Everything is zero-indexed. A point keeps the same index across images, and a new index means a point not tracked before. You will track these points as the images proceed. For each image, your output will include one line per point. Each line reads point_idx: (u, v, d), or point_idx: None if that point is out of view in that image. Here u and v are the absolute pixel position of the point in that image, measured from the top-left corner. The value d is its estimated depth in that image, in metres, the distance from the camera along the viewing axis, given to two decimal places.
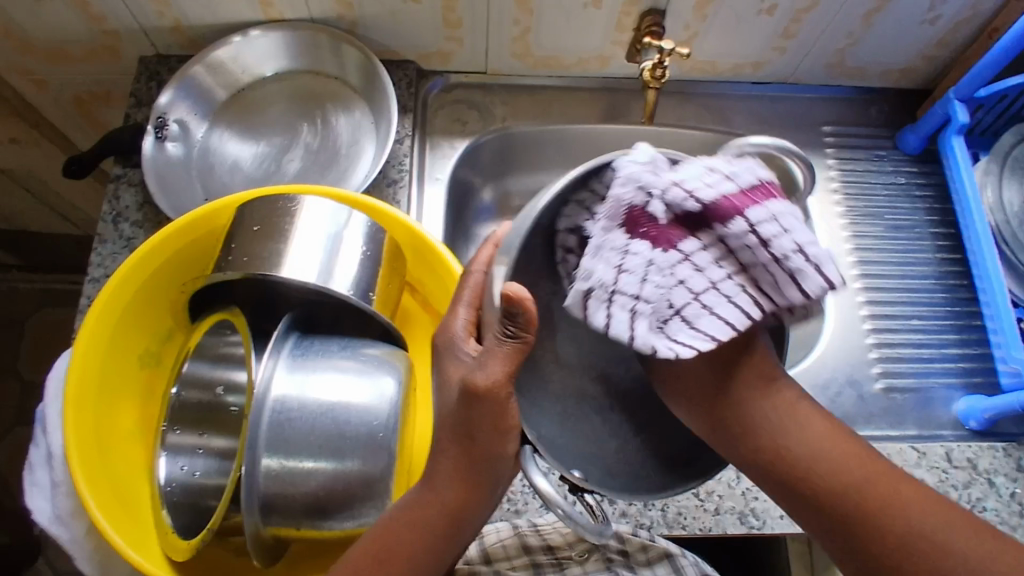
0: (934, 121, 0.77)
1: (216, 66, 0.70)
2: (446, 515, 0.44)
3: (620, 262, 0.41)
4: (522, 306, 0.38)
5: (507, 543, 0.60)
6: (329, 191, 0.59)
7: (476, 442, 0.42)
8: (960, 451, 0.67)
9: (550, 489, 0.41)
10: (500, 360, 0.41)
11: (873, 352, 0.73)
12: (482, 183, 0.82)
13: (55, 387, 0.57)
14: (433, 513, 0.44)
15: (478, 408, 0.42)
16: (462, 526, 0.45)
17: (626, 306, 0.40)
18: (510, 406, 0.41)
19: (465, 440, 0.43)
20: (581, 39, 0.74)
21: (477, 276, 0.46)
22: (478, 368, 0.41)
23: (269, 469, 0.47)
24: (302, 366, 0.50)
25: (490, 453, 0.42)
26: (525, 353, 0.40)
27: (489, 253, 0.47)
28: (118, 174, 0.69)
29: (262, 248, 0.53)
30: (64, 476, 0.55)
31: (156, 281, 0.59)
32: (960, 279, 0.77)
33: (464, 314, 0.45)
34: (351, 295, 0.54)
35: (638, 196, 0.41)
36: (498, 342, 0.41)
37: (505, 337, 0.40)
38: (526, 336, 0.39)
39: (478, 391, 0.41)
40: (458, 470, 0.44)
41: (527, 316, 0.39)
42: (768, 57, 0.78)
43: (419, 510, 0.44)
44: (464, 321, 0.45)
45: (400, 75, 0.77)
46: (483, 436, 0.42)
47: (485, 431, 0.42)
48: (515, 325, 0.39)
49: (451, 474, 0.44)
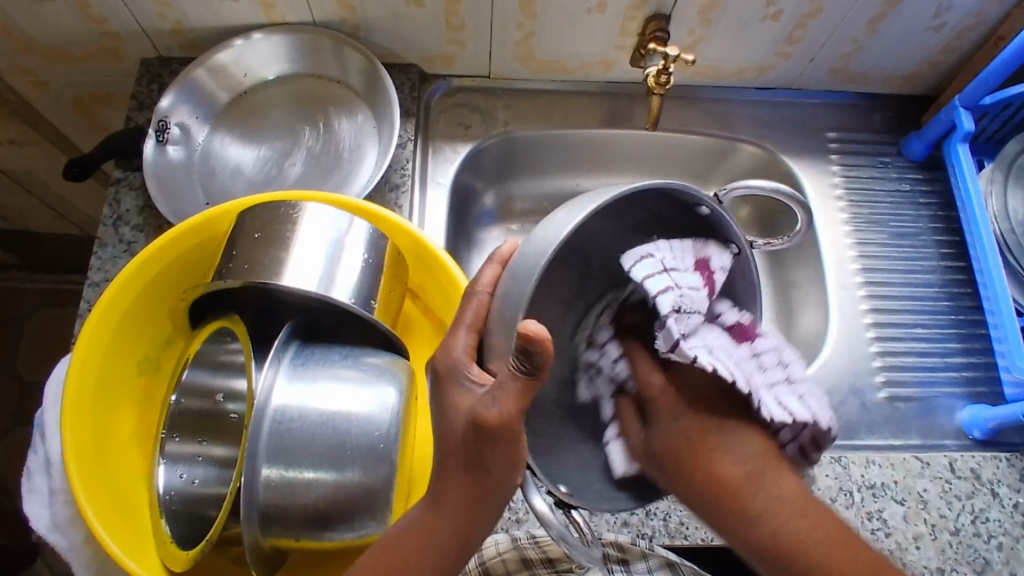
0: (939, 128, 0.76)
1: (217, 69, 0.70)
2: (456, 534, 0.43)
3: (675, 272, 0.46)
4: (539, 345, 0.37)
5: (506, 556, 0.60)
6: (330, 198, 0.58)
7: (489, 475, 0.42)
8: (963, 461, 0.67)
9: (544, 509, 0.46)
10: (514, 397, 0.39)
11: (877, 361, 0.72)
12: (485, 187, 0.82)
13: (54, 394, 0.57)
14: (438, 532, 0.43)
15: (490, 440, 0.40)
16: (468, 546, 0.44)
17: (673, 298, 0.45)
18: (519, 437, 0.40)
19: (473, 463, 0.42)
20: (584, 43, 0.73)
21: (482, 300, 0.44)
22: (488, 403, 0.40)
23: (268, 480, 0.47)
24: (302, 375, 0.50)
25: (499, 475, 0.42)
26: (537, 389, 0.39)
27: (494, 273, 0.45)
28: (119, 177, 0.69)
29: (263, 255, 0.53)
30: (63, 483, 0.55)
31: (155, 288, 0.58)
32: (964, 287, 0.77)
33: (466, 337, 0.43)
34: (352, 304, 0.53)
35: (721, 261, 0.47)
36: (511, 378, 0.39)
37: (518, 373, 0.39)
38: (541, 373, 0.38)
39: (491, 427, 0.40)
40: (463, 487, 0.43)
41: (545, 355, 0.37)
42: (772, 62, 0.77)
43: (426, 533, 0.43)
44: (465, 345, 0.44)
45: (402, 79, 0.76)
46: (494, 462, 0.41)
47: (494, 457, 0.41)
48: (531, 364, 0.38)
49: (456, 494, 0.43)
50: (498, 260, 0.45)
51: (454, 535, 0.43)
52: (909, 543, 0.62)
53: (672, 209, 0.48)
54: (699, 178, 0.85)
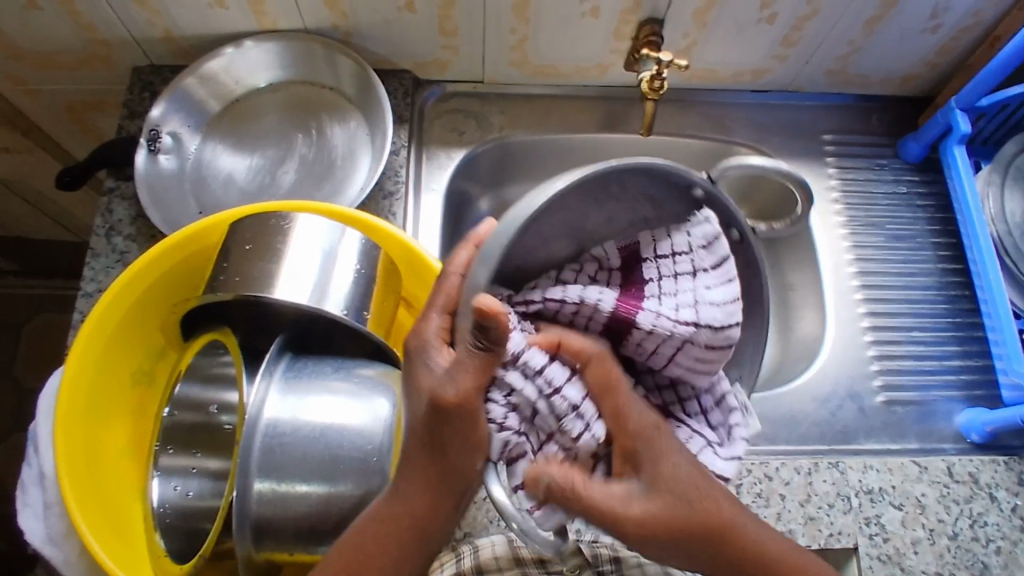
0: (936, 130, 0.76)
1: (208, 77, 0.69)
2: (415, 525, 0.43)
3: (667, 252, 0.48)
4: (495, 319, 0.36)
5: (500, 556, 0.59)
6: (323, 208, 0.58)
7: (446, 457, 0.41)
8: (962, 465, 0.66)
9: (505, 500, 0.40)
10: (472, 374, 0.39)
11: (875, 365, 0.72)
12: (481, 192, 0.81)
13: (47, 406, 0.56)
14: (403, 525, 0.43)
15: (449, 425, 0.40)
16: (428, 534, 0.44)
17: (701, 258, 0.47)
18: (478, 419, 0.40)
19: (437, 454, 0.42)
20: (579, 47, 0.73)
21: (454, 280, 0.44)
22: (446, 382, 0.39)
23: (261, 494, 0.47)
24: (294, 389, 0.49)
25: (464, 470, 0.41)
26: (497, 365, 0.39)
27: (466, 255, 0.45)
28: (111, 186, 0.69)
29: (253, 268, 0.52)
30: (57, 497, 0.54)
31: (147, 300, 0.58)
32: (962, 289, 0.76)
33: (438, 320, 0.43)
34: (344, 315, 0.53)
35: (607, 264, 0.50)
36: (469, 354, 0.39)
37: (477, 349, 0.39)
38: (498, 348, 0.38)
39: (448, 407, 0.39)
40: (428, 482, 0.43)
41: (500, 329, 0.37)
42: (768, 65, 0.77)
43: (388, 524, 0.44)
44: (439, 327, 0.43)
45: (396, 85, 0.76)
46: (453, 449, 0.41)
47: (456, 447, 0.40)
48: (488, 338, 0.38)
49: (417, 482, 0.43)
50: (473, 241, 0.46)
51: (414, 522, 0.43)
52: (908, 549, 0.62)
53: (671, 198, 0.47)
54: None
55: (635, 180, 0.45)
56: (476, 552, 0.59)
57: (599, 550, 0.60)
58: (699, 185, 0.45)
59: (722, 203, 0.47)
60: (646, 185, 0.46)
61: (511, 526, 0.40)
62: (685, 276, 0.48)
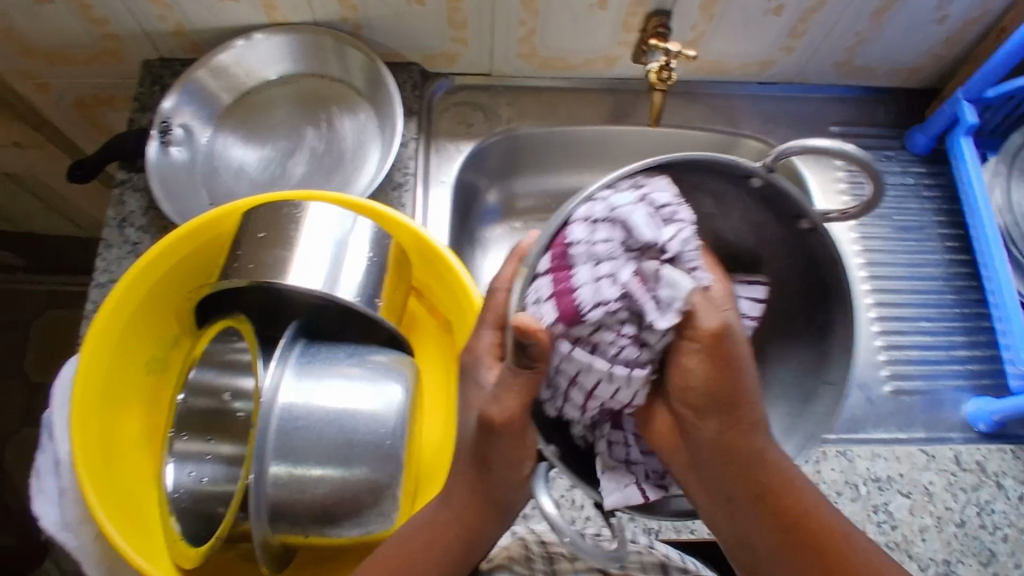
0: (943, 121, 0.77)
1: (220, 69, 0.70)
2: (464, 534, 0.45)
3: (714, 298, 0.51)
4: (534, 337, 0.36)
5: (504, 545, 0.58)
6: (335, 198, 0.58)
7: (493, 472, 0.43)
8: (969, 453, 0.67)
9: (553, 511, 0.40)
10: (518, 393, 0.39)
11: (882, 355, 0.72)
12: (488, 185, 0.82)
13: (62, 392, 0.57)
14: (452, 534, 0.45)
15: (495, 443, 0.41)
16: (478, 543, 0.45)
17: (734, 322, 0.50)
18: (527, 437, 0.41)
19: (483, 471, 0.43)
20: (586, 39, 0.73)
21: (502, 296, 0.45)
22: (493, 402, 0.40)
23: (277, 477, 0.47)
24: (308, 374, 0.50)
25: (500, 475, 0.43)
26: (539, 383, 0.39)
27: (511, 269, 0.46)
28: (123, 178, 0.69)
29: (267, 255, 0.53)
30: (72, 483, 0.55)
31: (162, 289, 0.58)
32: (969, 279, 0.77)
33: (489, 335, 0.45)
34: (357, 302, 0.53)
35: None
36: (514, 373, 0.39)
37: (522, 368, 0.39)
38: (539, 365, 0.38)
39: (495, 426, 0.40)
40: (473, 492, 0.44)
41: (539, 346, 0.37)
42: (775, 57, 0.77)
43: (437, 530, 0.45)
44: (491, 343, 0.45)
45: (405, 78, 0.76)
46: (500, 465, 0.42)
47: (501, 461, 0.42)
48: (529, 356, 0.38)
49: (464, 495, 0.45)
50: (517, 254, 0.47)
51: (463, 530, 0.45)
52: (916, 536, 0.62)
53: (743, 198, 0.45)
54: None
55: (699, 177, 0.44)
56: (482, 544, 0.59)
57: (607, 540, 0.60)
58: (806, 218, 0.43)
59: (788, 198, 0.42)
60: (713, 183, 0.45)
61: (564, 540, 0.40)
62: None
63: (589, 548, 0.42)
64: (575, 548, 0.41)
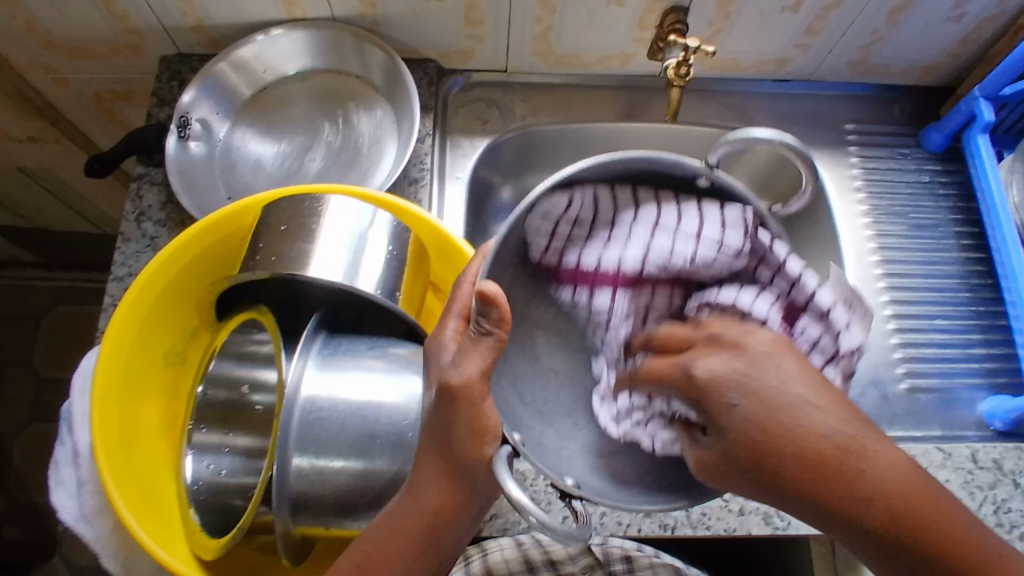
0: (959, 119, 0.76)
1: (240, 63, 0.70)
2: (426, 522, 0.43)
3: (631, 248, 0.52)
4: (496, 305, 0.39)
5: (509, 559, 0.69)
6: (354, 191, 0.58)
7: (454, 445, 0.41)
8: (985, 452, 0.66)
9: (520, 494, 0.37)
10: (477, 359, 0.41)
11: (898, 353, 0.72)
12: (503, 181, 0.82)
13: (82, 382, 0.57)
14: (414, 521, 0.43)
15: (454, 411, 0.41)
16: (443, 530, 0.43)
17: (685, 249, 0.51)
18: (486, 407, 0.41)
19: (446, 446, 0.42)
20: (603, 37, 0.74)
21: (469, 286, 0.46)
22: (453, 367, 0.41)
23: (300, 469, 0.47)
24: (331, 365, 0.50)
25: (461, 448, 0.41)
26: (500, 350, 0.41)
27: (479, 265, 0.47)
28: (141, 173, 0.69)
29: (290, 248, 0.53)
30: (91, 474, 0.55)
31: (183, 282, 0.59)
32: (984, 278, 0.76)
33: (453, 324, 0.44)
34: (378, 295, 0.53)
35: (594, 267, 0.53)
36: (473, 340, 0.41)
37: (481, 336, 0.41)
38: (500, 333, 0.41)
39: (452, 389, 0.41)
40: (437, 475, 0.43)
41: (501, 313, 0.40)
42: (791, 55, 0.77)
43: (400, 520, 0.43)
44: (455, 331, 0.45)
45: (421, 74, 0.76)
46: (460, 435, 0.41)
47: (462, 433, 0.41)
48: (489, 323, 0.40)
49: (429, 478, 0.43)
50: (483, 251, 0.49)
51: (426, 520, 0.43)
52: None
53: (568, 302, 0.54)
54: None
55: (649, 177, 0.49)
56: (487, 556, 0.69)
57: (611, 549, 0.71)
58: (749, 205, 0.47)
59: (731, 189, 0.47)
60: (669, 187, 0.50)
61: (530, 520, 0.37)
62: (656, 257, 0.51)
63: (565, 531, 0.39)
64: (543, 528, 0.37)
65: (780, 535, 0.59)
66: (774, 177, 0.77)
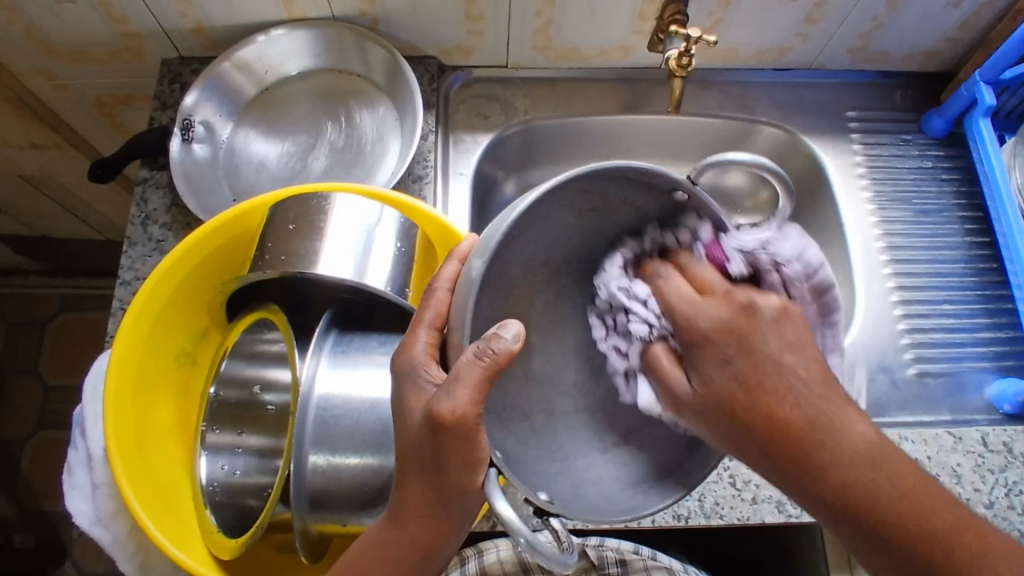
0: (960, 104, 0.76)
1: (243, 64, 0.70)
2: (417, 548, 0.42)
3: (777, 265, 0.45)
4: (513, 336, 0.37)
5: (504, 559, 0.69)
6: (360, 188, 0.59)
7: (447, 476, 0.40)
8: (995, 435, 0.66)
9: (513, 515, 0.37)
10: (470, 388, 0.37)
11: (905, 338, 0.72)
12: (506, 176, 0.82)
13: (93, 386, 0.57)
14: (402, 548, 0.42)
15: (446, 442, 0.38)
16: (435, 554, 0.43)
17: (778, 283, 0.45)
18: (479, 437, 0.38)
19: (435, 475, 0.40)
20: (603, 30, 0.74)
21: (442, 295, 0.43)
22: (445, 396, 0.37)
23: (316, 466, 0.48)
24: (343, 362, 0.51)
25: (454, 477, 0.40)
26: (497, 380, 0.38)
27: (454, 269, 0.44)
28: (145, 176, 0.69)
29: (299, 246, 0.53)
30: (104, 477, 0.55)
31: (188, 284, 0.58)
32: (991, 262, 0.76)
33: (425, 336, 0.43)
34: (388, 291, 0.54)
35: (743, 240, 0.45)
36: (467, 365, 0.37)
37: (479, 363, 0.37)
38: (502, 366, 0.37)
39: (446, 421, 0.37)
40: (426, 506, 0.41)
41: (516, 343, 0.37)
42: (792, 43, 0.77)
43: (388, 547, 0.42)
44: (425, 344, 0.43)
45: (422, 71, 0.76)
46: (453, 468, 0.39)
47: (456, 462, 0.39)
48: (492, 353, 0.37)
49: (417, 509, 0.42)
50: (458, 256, 0.45)
51: (415, 547, 0.42)
52: None
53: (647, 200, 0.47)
54: None
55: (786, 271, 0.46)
56: (482, 556, 0.69)
57: (606, 553, 0.71)
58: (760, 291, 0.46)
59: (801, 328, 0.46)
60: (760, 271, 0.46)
61: (519, 542, 0.37)
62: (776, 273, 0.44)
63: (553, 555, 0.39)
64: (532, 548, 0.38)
65: (792, 523, 0.59)
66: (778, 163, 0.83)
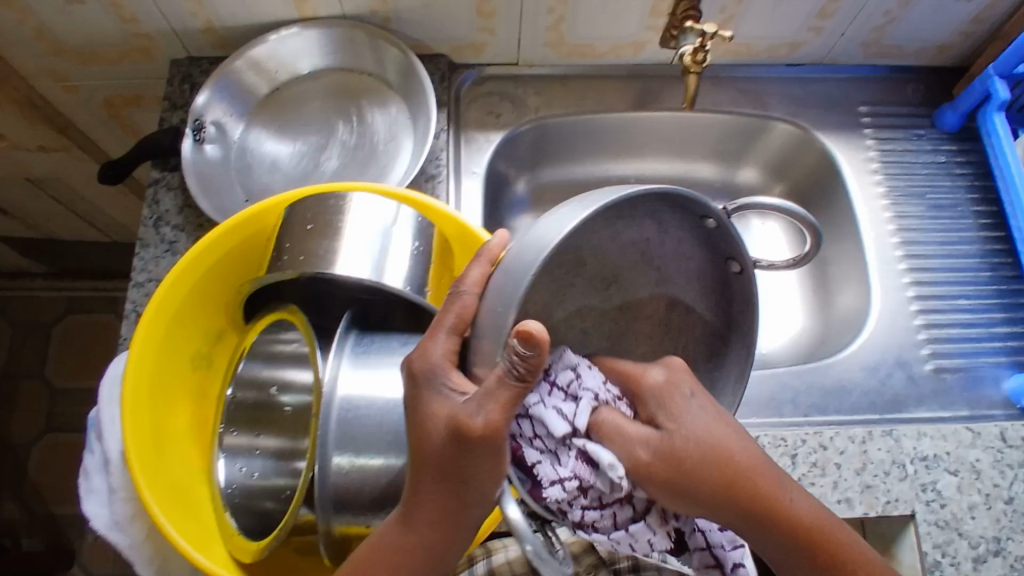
0: (974, 98, 0.76)
1: (254, 63, 0.70)
2: (435, 553, 0.42)
3: None
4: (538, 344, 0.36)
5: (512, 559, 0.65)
6: (377, 187, 0.58)
7: (470, 486, 0.40)
8: (1014, 430, 0.65)
9: (520, 520, 0.39)
10: (501, 403, 0.38)
11: (923, 333, 0.71)
12: (517, 174, 0.82)
13: (110, 389, 0.57)
14: (420, 554, 0.42)
15: (474, 450, 0.39)
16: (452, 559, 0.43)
17: None
18: (504, 448, 0.39)
19: (457, 484, 0.40)
20: (616, 26, 0.73)
21: (469, 298, 0.42)
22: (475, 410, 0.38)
23: (340, 467, 0.48)
24: (365, 363, 0.50)
25: (476, 487, 0.40)
26: (526, 397, 0.37)
27: (480, 272, 0.43)
28: (157, 177, 0.69)
29: (317, 246, 0.53)
30: (121, 481, 0.55)
31: (205, 286, 0.58)
32: (1005, 257, 0.76)
33: (446, 341, 0.42)
34: (406, 290, 0.53)
35: None
36: (499, 383, 0.37)
37: (510, 379, 0.37)
38: (531, 381, 0.37)
39: (476, 433, 0.38)
40: (447, 511, 0.41)
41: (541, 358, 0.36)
42: (804, 37, 0.77)
43: (404, 553, 0.41)
44: (445, 350, 0.42)
45: (433, 69, 0.76)
46: (478, 475, 0.40)
47: (481, 469, 0.39)
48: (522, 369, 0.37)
49: (436, 514, 0.41)
50: (488, 256, 0.44)
51: (431, 553, 0.42)
52: (965, 514, 0.61)
53: (689, 229, 0.49)
54: (731, 157, 0.84)
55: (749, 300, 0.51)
56: (490, 559, 0.66)
57: None
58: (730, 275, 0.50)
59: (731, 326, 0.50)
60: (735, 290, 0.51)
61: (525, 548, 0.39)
62: None
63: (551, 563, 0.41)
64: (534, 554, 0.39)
65: None
66: (791, 159, 0.83)
